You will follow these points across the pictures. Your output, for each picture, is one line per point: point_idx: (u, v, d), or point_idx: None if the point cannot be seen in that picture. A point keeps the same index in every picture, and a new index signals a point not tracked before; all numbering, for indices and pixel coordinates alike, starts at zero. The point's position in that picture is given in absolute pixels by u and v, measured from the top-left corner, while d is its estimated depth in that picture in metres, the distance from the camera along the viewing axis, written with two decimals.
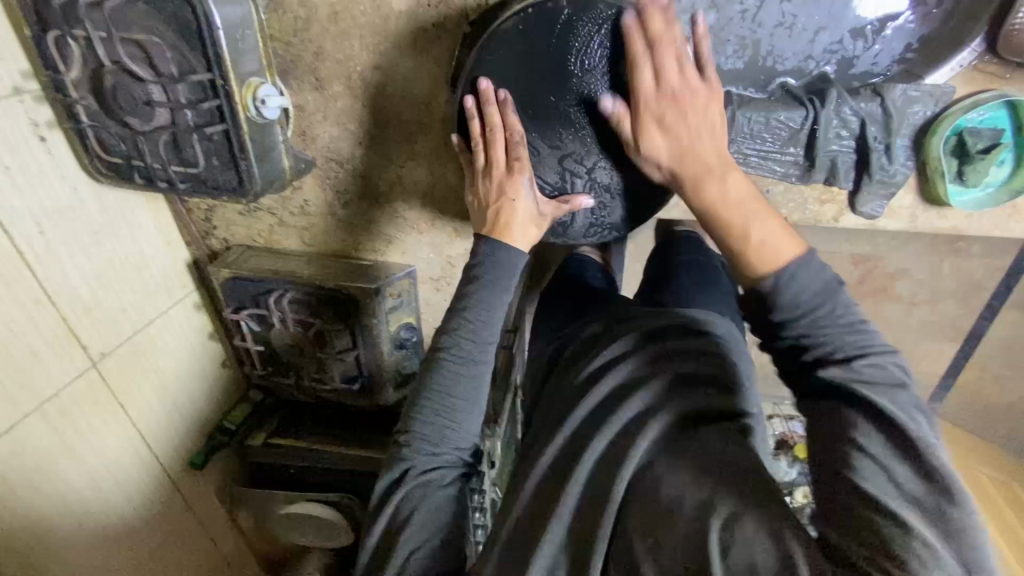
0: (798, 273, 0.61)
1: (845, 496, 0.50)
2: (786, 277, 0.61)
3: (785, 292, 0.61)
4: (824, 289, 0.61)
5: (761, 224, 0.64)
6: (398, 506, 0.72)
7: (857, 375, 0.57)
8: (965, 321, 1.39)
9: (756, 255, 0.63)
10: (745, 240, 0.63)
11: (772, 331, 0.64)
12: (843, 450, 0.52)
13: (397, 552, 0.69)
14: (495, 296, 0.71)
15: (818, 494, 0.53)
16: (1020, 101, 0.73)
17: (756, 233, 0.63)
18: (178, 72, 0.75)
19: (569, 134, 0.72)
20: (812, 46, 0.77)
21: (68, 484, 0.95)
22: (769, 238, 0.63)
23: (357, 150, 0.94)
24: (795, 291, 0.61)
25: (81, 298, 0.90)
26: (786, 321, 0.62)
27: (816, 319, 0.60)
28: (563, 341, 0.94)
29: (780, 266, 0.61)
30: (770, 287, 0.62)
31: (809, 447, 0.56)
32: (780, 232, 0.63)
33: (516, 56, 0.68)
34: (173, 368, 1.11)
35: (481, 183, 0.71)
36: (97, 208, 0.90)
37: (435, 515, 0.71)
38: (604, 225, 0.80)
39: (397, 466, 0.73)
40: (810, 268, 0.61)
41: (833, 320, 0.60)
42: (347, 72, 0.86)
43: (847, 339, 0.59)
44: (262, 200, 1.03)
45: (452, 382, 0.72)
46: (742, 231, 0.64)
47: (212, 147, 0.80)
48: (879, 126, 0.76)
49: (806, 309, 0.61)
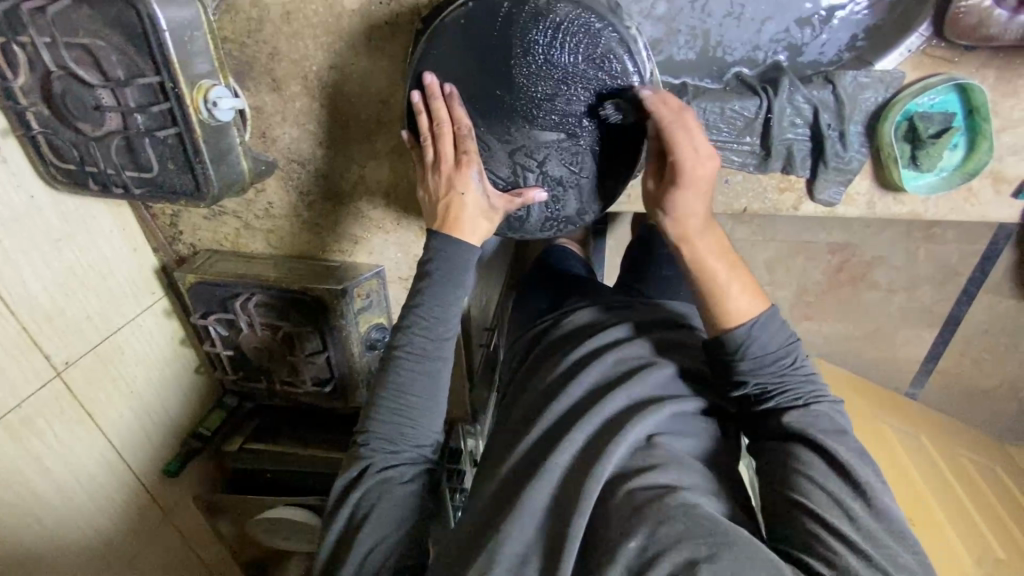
0: (766, 330, 0.71)
1: (793, 513, 0.63)
2: (756, 337, 0.70)
3: (754, 348, 0.70)
4: (785, 345, 0.72)
5: (737, 285, 0.72)
6: (357, 505, 0.72)
7: (809, 422, 0.68)
8: (941, 304, 1.54)
9: (725, 316, 0.71)
10: (725, 300, 0.71)
11: (740, 381, 0.72)
12: (794, 478, 0.65)
13: (355, 549, 0.69)
14: (448, 290, 0.71)
15: (771, 510, 0.66)
16: (969, 84, 0.73)
17: (729, 298, 0.71)
18: (126, 76, 0.74)
19: (517, 126, 0.71)
20: (759, 35, 0.81)
21: (36, 497, 0.93)
22: (741, 300, 0.71)
23: (318, 150, 0.94)
24: (763, 348, 0.70)
25: (42, 306, 0.88)
26: (751, 373, 0.71)
27: (780, 372, 0.71)
28: (540, 329, 0.98)
29: (753, 322, 0.71)
30: (742, 345, 0.71)
31: (763, 481, 0.69)
32: (748, 297, 0.72)
33: (460, 49, 0.68)
34: (144, 375, 1.09)
35: (431, 179, 0.70)
36: (55, 215, 0.88)
37: (394, 512, 0.71)
38: (560, 218, 0.78)
39: (356, 465, 0.74)
40: (773, 329, 0.71)
41: (789, 372, 0.71)
42: (303, 72, 0.86)
43: (799, 388, 0.71)
44: (226, 204, 1.03)
45: (410, 380, 0.72)
46: (723, 292, 0.71)
47: (166, 151, 0.79)
48: (832, 113, 0.77)
49: (769, 363, 0.71)
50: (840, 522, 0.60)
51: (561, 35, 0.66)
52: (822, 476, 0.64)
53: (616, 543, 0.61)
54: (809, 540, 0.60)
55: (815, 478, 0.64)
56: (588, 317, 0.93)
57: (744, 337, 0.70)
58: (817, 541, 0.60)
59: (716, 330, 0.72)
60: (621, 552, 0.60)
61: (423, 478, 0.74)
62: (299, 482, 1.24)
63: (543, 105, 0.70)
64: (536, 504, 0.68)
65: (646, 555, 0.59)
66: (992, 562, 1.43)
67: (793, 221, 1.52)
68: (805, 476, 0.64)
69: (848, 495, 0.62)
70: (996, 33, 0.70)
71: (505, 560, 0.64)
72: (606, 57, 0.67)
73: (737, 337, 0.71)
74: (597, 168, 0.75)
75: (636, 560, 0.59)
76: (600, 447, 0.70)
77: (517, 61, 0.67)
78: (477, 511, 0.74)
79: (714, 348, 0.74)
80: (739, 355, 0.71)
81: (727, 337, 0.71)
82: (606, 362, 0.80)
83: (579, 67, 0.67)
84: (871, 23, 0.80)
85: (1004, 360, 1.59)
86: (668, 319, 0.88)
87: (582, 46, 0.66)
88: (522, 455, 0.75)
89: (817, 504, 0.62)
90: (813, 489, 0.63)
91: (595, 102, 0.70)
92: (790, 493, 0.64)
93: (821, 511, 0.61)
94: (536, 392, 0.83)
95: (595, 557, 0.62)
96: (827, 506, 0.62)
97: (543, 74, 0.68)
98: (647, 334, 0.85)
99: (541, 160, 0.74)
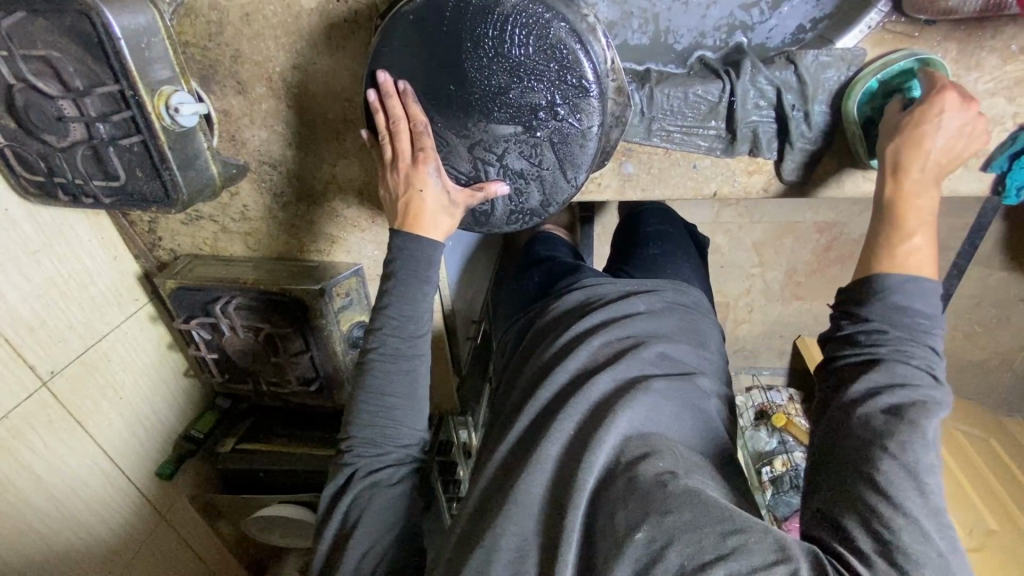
0: (922, 286, 0.64)
1: (852, 498, 0.58)
2: (905, 287, 0.64)
3: (895, 299, 0.64)
4: (931, 317, 0.64)
5: (917, 239, 0.65)
6: (348, 510, 0.73)
7: (912, 394, 0.60)
8: None
9: (891, 258, 0.65)
10: (897, 246, 0.66)
11: (858, 319, 0.65)
12: (871, 452, 0.58)
13: (349, 555, 0.70)
14: (416, 288, 0.72)
15: (826, 499, 0.61)
16: (930, 58, 0.73)
17: (904, 251, 0.65)
18: (86, 86, 0.74)
19: (474, 121, 0.71)
20: (705, 21, 0.83)
21: (29, 505, 0.93)
22: (913, 256, 0.65)
23: (288, 151, 0.94)
24: (913, 305, 0.63)
25: (24, 318, 0.88)
26: (875, 319, 0.64)
27: (907, 338, 0.63)
28: (531, 316, 1.00)
29: (907, 270, 0.65)
30: (885, 290, 0.64)
31: (831, 444, 0.62)
32: (928, 259, 0.65)
33: (411, 46, 0.68)
34: (132, 381, 1.09)
35: (391, 176, 0.72)
36: (31, 225, 0.88)
37: (384, 515, 0.72)
38: (524, 210, 0.79)
39: (343, 472, 0.75)
40: (929, 294, 0.64)
41: (918, 336, 0.63)
42: (267, 74, 0.86)
43: (916, 353, 0.63)
44: (202, 208, 1.03)
45: (385, 381, 0.73)
46: (907, 240, 0.65)
47: (134, 159, 0.79)
48: (795, 93, 0.78)
49: (904, 319, 0.63)
50: (909, 500, 0.55)
51: (509, 27, 0.65)
52: (902, 450, 0.57)
53: (622, 536, 0.59)
54: (864, 514, 0.56)
55: (891, 450, 0.57)
56: (578, 300, 0.93)
57: (898, 284, 0.64)
58: (874, 516, 0.55)
59: (866, 271, 0.67)
60: (627, 543, 0.58)
61: (412, 476, 0.75)
62: (294, 480, 1.24)
63: (497, 99, 0.69)
64: (531, 495, 0.67)
65: (652, 546, 0.57)
66: (981, 534, 1.50)
67: (779, 202, 1.52)
68: (876, 448, 0.58)
69: (926, 472, 0.57)
70: (955, 6, 0.69)
71: (502, 557, 0.63)
72: (556, 46, 0.65)
73: (885, 280, 0.64)
74: (557, 161, 0.74)
75: (644, 552, 0.57)
76: (586, 437, 0.69)
77: (468, 55, 0.67)
78: (471, 504, 0.73)
79: (849, 289, 0.68)
80: (870, 299, 0.65)
81: (869, 282, 0.66)
82: (580, 355, 0.80)
83: (531, 59, 0.66)
84: (817, 14, 0.81)
85: (997, 333, 1.58)
86: (656, 299, 0.88)
87: (533, 37, 0.65)
88: (511, 447, 0.75)
89: (890, 482, 0.56)
90: (887, 462, 0.57)
91: (549, 92, 0.68)
92: (859, 463, 0.59)
93: (892, 488, 0.56)
94: (526, 381, 0.85)
95: (597, 551, 0.60)
96: (899, 481, 0.56)
97: (494, 67, 0.67)
98: (634, 317, 0.85)
99: (500, 153, 0.74)
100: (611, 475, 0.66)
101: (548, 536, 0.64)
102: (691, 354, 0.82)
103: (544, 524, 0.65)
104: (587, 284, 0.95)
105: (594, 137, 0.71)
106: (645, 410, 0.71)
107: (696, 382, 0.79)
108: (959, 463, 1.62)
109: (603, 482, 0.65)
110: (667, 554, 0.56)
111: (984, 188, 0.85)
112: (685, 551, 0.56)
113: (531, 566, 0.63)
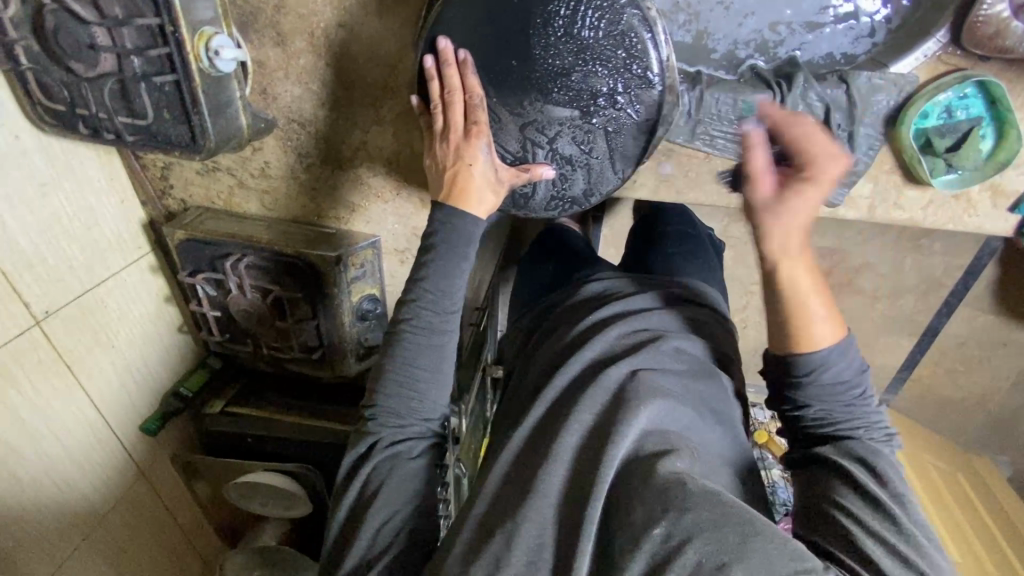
0: (839, 365, 0.66)
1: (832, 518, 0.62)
2: (827, 368, 0.66)
3: (823, 378, 0.66)
4: (857, 385, 0.67)
5: (817, 319, 0.65)
6: (366, 480, 0.72)
7: (867, 452, 0.65)
8: (921, 316, 1.56)
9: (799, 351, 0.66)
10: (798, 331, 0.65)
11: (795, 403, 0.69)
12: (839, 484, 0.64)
13: (365, 526, 0.69)
14: (453, 262, 0.70)
15: (809, 526, 0.64)
16: (988, 79, 0.74)
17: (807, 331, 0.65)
18: (123, 15, 0.70)
19: (531, 101, 0.70)
20: (741, 29, 0.84)
21: (10, 448, 0.89)
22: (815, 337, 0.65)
23: (320, 111, 0.91)
24: (836, 377, 0.66)
25: (24, 254, 0.84)
26: (813, 401, 0.67)
27: (841, 411, 0.67)
28: (549, 303, 0.99)
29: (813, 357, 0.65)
30: (812, 373, 0.66)
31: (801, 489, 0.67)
32: (830, 325, 0.66)
33: (479, 17, 0.67)
34: (127, 331, 1.06)
35: (438, 146, 0.70)
36: (42, 157, 0.84)
37: (403, 487, 0.71)
38: (566, 198, 0.78)
39: (364, 441, 0.73)
40: (852, 358, 0.66)
41: (857, 404, 0.67)
42: (310, 28, 0.83)
43: (858, 417, 0.67)
44: (221, 159, 0.99)
45: (415, 352, 0.72)
46: (805, 321, 0.65)
47: (163, 99, 0.76)
48: (843, 113, 0.78)
49: (837, 394, 0.66)
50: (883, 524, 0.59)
51: (582, 8, 0.64)
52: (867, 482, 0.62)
53: (640, 529, 0.59)
54: (845, 532, 0.60)
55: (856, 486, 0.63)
56: (597, 290, 0.92)
57: (818, 365, 0.65)
58: (852, 535, 0.59)
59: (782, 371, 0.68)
60: (644, 537, 0.58)
61: (431, 452, 0.74)
62: (279, 449, 1.18)
63: (559, 80, 0.68)
64: (551, 483, 0.66)
65: (670, 541, 0.57)
66: None
67: None
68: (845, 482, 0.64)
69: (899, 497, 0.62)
70: (1012, 44, 0.71)
71: (521, 543, 0.62)
72: (627, 34, 0.65)
73: (806, 366, 0.66)
74: (609, 150, 0.73)
75: (661, 547, 0.57)
76: (608, 428, 0.68)
77: (535, 31, 0.66)
78: (483, 488, 0.71)
79: (772, 377, 0.71)
80: (803, 387, 0.67)
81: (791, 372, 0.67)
82: (602, 344, 0.79)
83: (599, 43, 0.65)
84: (850, 50, 0.84)
85: (975, 373, 1.61)
86: (676, 296, 0.88)
87: (604, 21, 0.64)
88: (526, 433, 0.74)
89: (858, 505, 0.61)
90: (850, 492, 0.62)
91: (612, 79, 0.67)
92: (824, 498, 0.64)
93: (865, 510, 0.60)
94: (542, 366, 0.84)
95: (615, 543, 0.60)
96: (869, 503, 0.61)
97: (561, 47, 0.66)
98: (654, 311, 0.85)
99: (552, 136, 0.73)
100: (629, 468, 0.65)
101: (569, 526, 0.62)
102: (708, 351, 0.82)
103: (560, 513, 0.64)
104: (606, 277, 0.95)
105: (649, 131, 0.71)
106: (668, 410, 0.70)
107: (720, 381, 0.80)
108: (931, 498, 1.67)
109: (622, 475, 0.65)
110: (686, 549, 0.56)
111: (1007, 229, 0.87)
112: (705, 547, 0.56)
113: (547, 553, 0.62)
